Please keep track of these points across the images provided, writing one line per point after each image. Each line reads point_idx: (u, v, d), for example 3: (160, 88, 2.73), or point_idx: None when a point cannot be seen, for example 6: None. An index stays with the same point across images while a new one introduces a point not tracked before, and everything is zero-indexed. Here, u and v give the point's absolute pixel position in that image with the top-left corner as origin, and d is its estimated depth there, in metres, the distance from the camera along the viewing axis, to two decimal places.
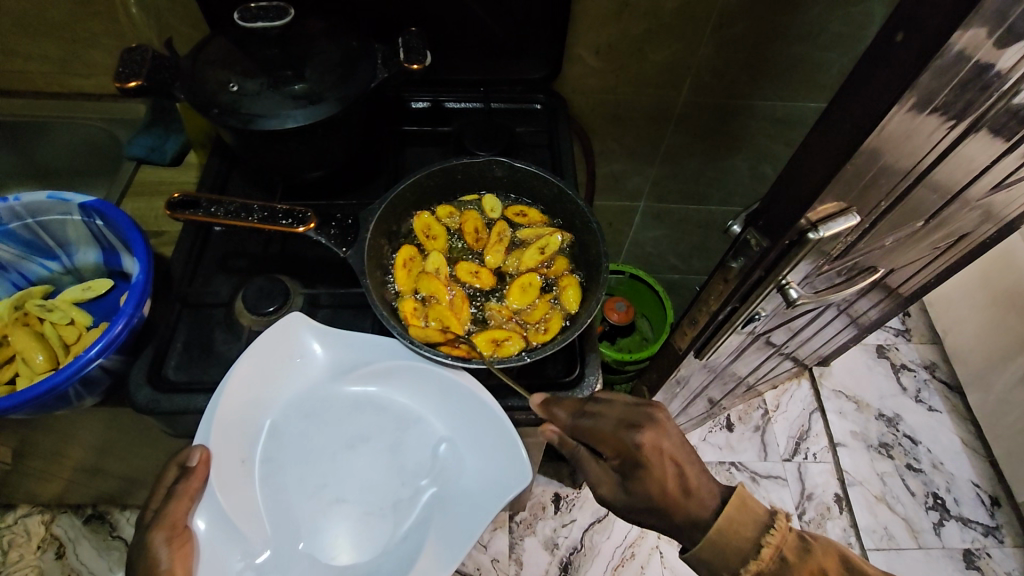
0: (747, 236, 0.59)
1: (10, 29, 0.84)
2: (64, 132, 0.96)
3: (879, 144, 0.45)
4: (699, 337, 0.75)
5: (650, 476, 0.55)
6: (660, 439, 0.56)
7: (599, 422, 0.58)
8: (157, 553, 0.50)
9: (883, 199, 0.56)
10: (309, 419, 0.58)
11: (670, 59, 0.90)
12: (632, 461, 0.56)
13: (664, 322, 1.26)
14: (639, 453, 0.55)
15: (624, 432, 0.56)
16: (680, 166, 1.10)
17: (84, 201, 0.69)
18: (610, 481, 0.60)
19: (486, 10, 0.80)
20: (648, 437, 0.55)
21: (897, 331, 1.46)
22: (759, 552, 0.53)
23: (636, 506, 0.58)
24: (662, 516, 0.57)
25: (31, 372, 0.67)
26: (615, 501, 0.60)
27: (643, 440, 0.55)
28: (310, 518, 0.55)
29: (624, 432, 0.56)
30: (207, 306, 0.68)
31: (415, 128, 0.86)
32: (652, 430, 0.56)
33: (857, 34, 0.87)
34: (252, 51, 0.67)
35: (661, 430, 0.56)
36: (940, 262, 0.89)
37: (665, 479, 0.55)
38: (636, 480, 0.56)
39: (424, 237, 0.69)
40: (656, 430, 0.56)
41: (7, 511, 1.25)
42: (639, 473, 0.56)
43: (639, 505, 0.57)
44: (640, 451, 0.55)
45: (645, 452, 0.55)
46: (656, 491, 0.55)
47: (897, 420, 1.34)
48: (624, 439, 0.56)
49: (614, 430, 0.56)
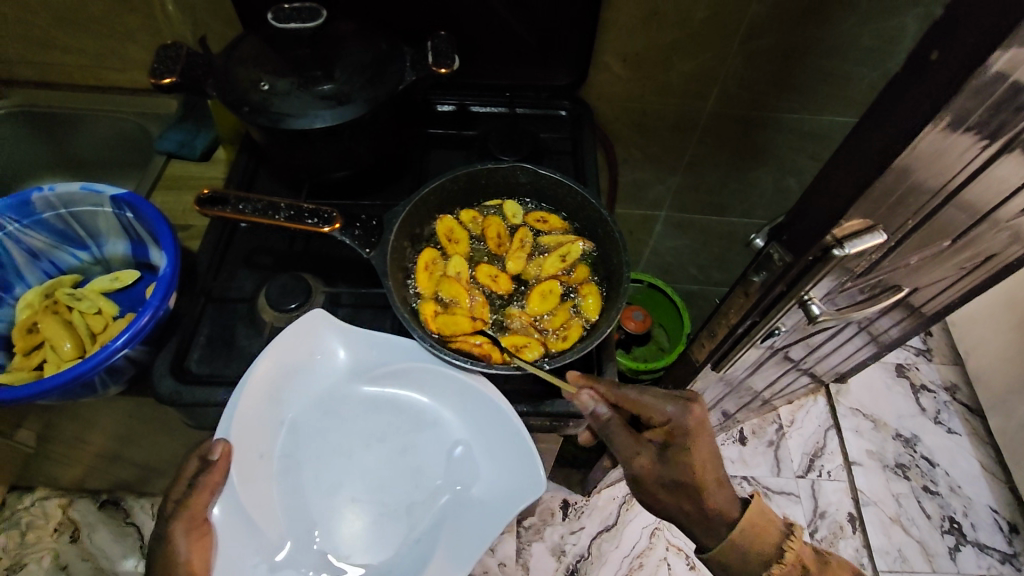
0: (770, 251, 0.58)
1: (52, 23, 0.86)
2: (97, 123, 0.98)
3: (910, 162, 0.44)
4: (717, 350, 0.75)
5: (699, 446, 0.59)
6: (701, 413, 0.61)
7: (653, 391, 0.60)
8: (176, 544, 0.51)
9: (912, 219, 0.55)
10: (327, 416, 0.59)
11: (696, 70, 0.90)
12: (682, 432, 0.59)
13: (680, 332, 1.25)
14: (689, 426, 0.59)
15: (675, 402, 0.60)
16: (703, 177, 1.09)
17: (115, 193, 0.70)
18: (649, 455, 0.59)
19: (514, 16, 0.81)
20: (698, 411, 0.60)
21: (918, 350, 1.44)
22: (780, 556, 0.59)
23: (671, 483, 0.58)
24: (693, 506, 0.59)
25: (59, 359, 0.69)
26: (646, 479, 0.58)
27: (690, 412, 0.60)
28: (326, 515, 0.56)
29: (674, 402, 0.60)
30: (231, 300, 0.69)
31: (441, 131, 0.87)
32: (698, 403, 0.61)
33: (889, 49, 0.86)
34: (282, 51, 0.67)
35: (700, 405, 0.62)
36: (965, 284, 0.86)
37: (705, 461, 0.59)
38: (678, 457, 0.59)
39: (446, 240, 0.69)
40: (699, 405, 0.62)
41: (26, 493, 1.27)
42: (684, 448, 0.59)
43: (675, 484, 0.59)
44: (689, 421, 0.59)
45: (694, 424, 0.59)
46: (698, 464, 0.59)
47: (914, 440, 1.32)
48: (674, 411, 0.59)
49: (670, 398, 0.60)
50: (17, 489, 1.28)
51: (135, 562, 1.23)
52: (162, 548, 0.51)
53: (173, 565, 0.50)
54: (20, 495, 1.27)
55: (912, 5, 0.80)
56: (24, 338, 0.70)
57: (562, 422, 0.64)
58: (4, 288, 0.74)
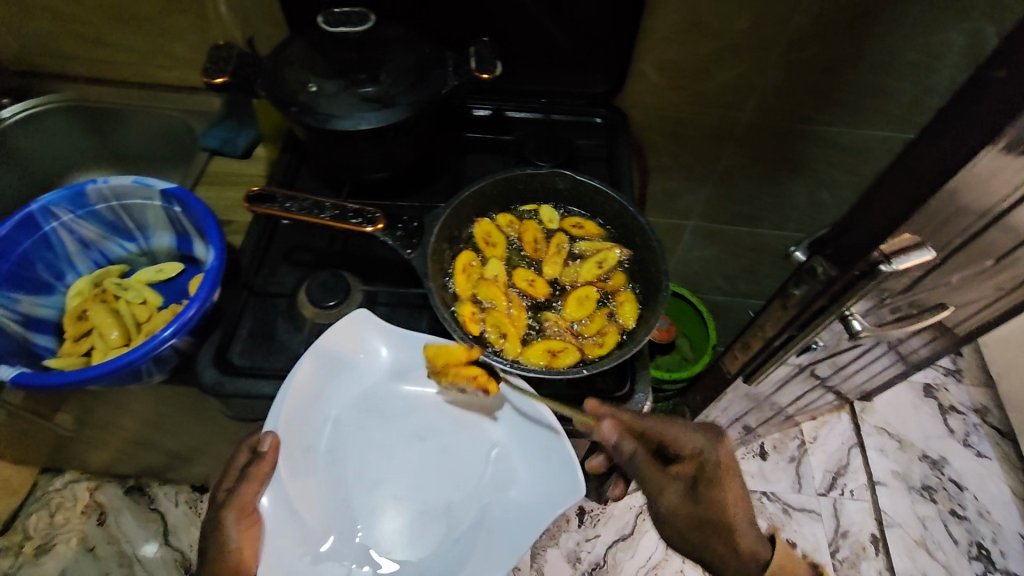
0: (813, 265, 0.58)
1: (106, 21, 0.89)
2: (141, 119, 1.01)
3: (965, 181, 0.44)
4: (750, 362, 0.74)
5: (722, 484, 0.64)
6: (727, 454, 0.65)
7: (678, 430, 0.64)
8: (228, 531, 0.55)
9: (959, 237, 0.54)
10: (368, 415, 0.62)
11: (734, 80, 0.90)
12: (711, 470, 0.64)
13: (706, 343, 1.23)
14: (719, 466, 0.64)
15: (705, 440, 0.64)
16: (735, 188, 1.09)
17: (166, 187, 0.73)
18: (673, 492, 0.64)
19: (555, 23, 0.81)
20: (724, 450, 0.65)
21: (947, 370, 1.40)
22: None
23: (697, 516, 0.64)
24: (723, 546, 0.64)
25: (106, 346, 0.71)
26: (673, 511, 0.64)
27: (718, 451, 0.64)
28: (368, 510, 0.60)
29: (704, 440, 0.64)
30: (271, 295, 0.70)
31: (479, 135, 0.88)
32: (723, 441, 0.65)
33: (933, 65, 0.84)
34: (330, 53, 0.69)
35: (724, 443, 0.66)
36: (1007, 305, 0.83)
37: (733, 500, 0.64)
38: (707, 495, 0.63)
39: (484, 244, 0.70)
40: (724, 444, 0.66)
41: (57, 475, 1.31)
42: (713, 485, 0.64)
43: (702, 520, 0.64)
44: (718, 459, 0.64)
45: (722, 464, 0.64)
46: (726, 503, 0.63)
47: (942, 463, 1.29)
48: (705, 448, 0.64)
49: (694, 439, 0.64)
50: (48, 471, 1.31)
51: (156, 548, 1.26)
52: (215, 533, 0.56)
53: (226, 551, 0.55)
54: (51, 477, 1.31)
55: (961, 20, 0.78)
56: (75, 325, 0.73)
57: None
58: (57, 276, 0.77)
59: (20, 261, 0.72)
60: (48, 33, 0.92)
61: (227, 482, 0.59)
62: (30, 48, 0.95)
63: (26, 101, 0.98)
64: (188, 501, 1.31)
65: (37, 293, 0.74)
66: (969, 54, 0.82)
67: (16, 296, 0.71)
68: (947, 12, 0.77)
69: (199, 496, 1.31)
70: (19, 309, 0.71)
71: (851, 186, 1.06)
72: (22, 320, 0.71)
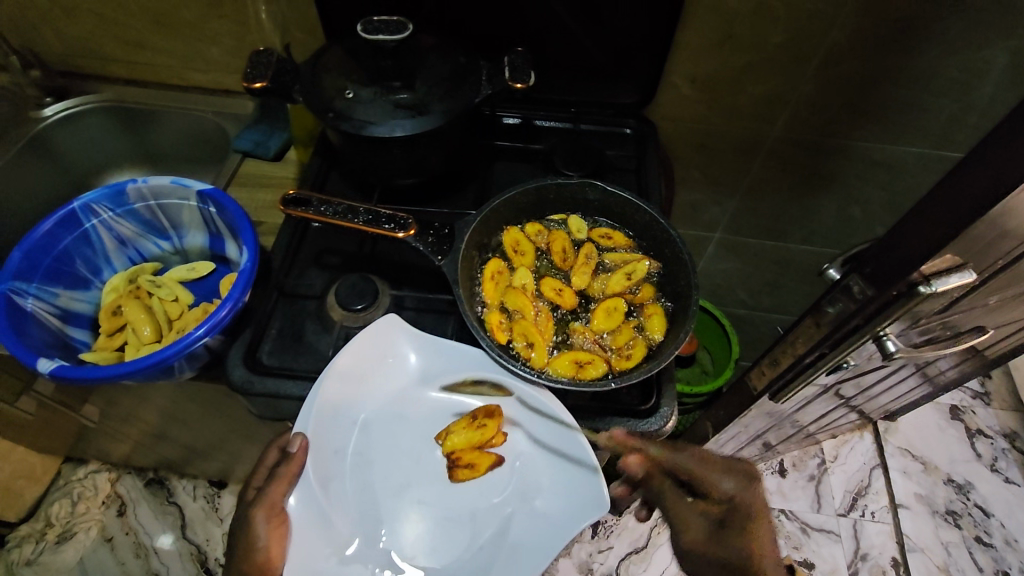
0: (849, 283, 0.57)
1: (148, 25, 0.91)
2: (176, 120, 1.03)
3: (1016, 203, 0.43)
4: (777, 380, 0.73)
5: (749, 527, 0.62)
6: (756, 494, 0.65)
7: (705, 466, 0.64)
8: (257, 529, 0.57)
9: (1003, 259, 0.53)
10: (395, 418, 0.64)
11: (767, 94, 0.89)
12: (734, 507, 0.63)
13: (728, 357, 1.21)
14: (740, 502, 0.63)
15: (727, 475, 0.65)
16: (761, 201, 1.08)
17: (201, 187, 0.74)
18: (701, 526, 0.62)
19: (588, 34, 0.82)
20: (753, 488, 0.64)
21: (975, 393, 1.37)
22: None
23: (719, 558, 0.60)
24: None
25: (138, 342, 0.72)
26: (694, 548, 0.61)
27: (739, 490, 0.64)
28: (393, 513, 0.62)
29: (727, 475, 0.65)
30: (301, 297, 0.71)
31: (507, 144, 0.87)
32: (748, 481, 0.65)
33: (973, 82, 0.83)
34: (366, 61, 0.70)
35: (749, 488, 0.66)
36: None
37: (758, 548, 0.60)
38: (733, 532, 0.61)
39: (513, 252, 0.71)
40: (751, 489, 0.65)
41: (79, 465, 1.33)
42: (736, 521, 0.62)
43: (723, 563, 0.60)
44: (741, 497, 0.63)
45: (746, 502, 0.63)
46: (751, 546, 0.60)
47: (968, 487, 1.25)
48: (731, 485, 0.64)
49: (718, 474, 0.65)
50: (72, 460, 1.34)
51: (172, 541, 1.27)
52: (245, 531, 0.57)
53: (254, 550, 0.56)
54: (73, 466, 1.33)
55: (1004, 36, 0.77)
56: (109, 320, 0.74)
57: None
58: (94, 272, 0.79)
59: (60, 256, 0.74)
60: (92, 35, 0.94)
61: (257, 481, 0.62)
62: (73, 48, 0.97)
63: (67, 100, 1.01)
64: (205, 495, 1.33)
65: (75, 288, 0.76)
66: (1010, 71, 0.81)
67: (56, 290, 0.73)
68: (990, 29, 0.76)
69: (216, 491, 1.33)
70: (57, 302, 0.73)
71: (882, 203, 1.04)
72: (60, 314, 0.73)
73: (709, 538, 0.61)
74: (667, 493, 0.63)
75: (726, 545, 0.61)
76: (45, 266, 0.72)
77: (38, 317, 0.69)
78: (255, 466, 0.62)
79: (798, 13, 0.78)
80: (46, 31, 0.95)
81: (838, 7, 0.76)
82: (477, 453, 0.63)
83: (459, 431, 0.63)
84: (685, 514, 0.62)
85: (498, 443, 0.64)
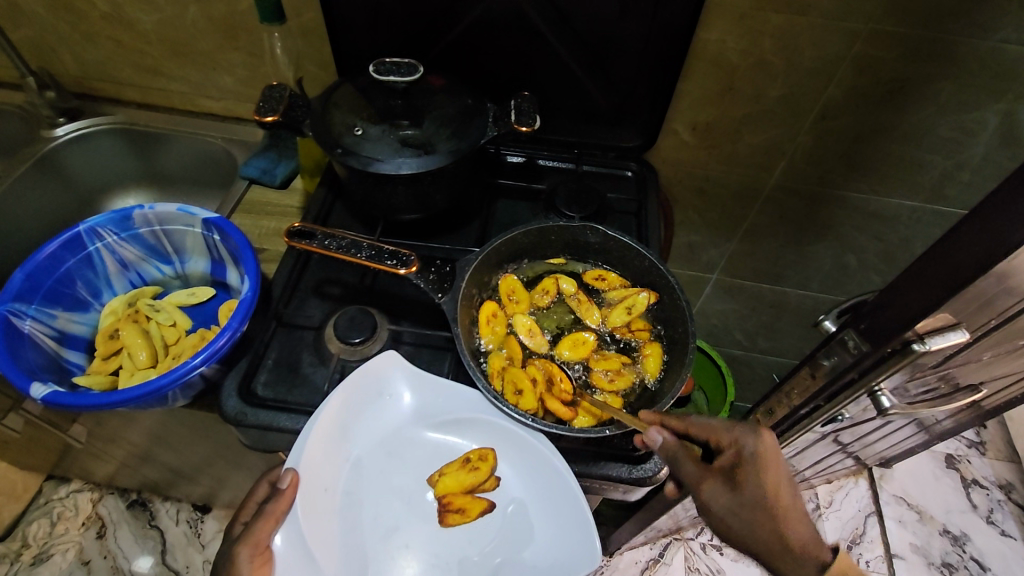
0: (845, 337, 0.58)
1: (165, 54, 0.94)
2: (185, 145, 1.04)
3: (1009, 269, 0.44)
4: (774, 429, 0.75)
5: (767, 477, 0.55)
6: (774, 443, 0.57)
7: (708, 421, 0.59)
8: (239, 566, 0.56)
9: (997, 319, 0.53)
10: (389, 457, 0.64)
11: (766, 142, 0.91)
12: (749, 457, 0.56)
13: (723, 402, 1.23)
14: (760, 453, 0.56)
15: (740, 427, 0.58)
16: (759, 244, 1.09)
17: (208, 216, 0.75)
18: (716, 482, 0.55)
19: (593, 81, 0.85)
20: (769, 440, 0.56)
21: (971, 442, 1.31)
22: None
23: (740, 518, 0.53)
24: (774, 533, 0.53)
25: (134, 367, 0.72)
26: (717, 508, 0.54)
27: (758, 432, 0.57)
28: (381, 557, 0.61)
29: (738, 425, 0.58)
30: (299, 327, 0.72)
31: (511, 182, 0.89)
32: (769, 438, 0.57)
33: (965, 140, 0.85)
34: (378, 100, 0.72)
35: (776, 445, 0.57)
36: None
37: (781, 494, 0.54)
38: (754, 481, 0.54)
39: (507, 299, 0.72)
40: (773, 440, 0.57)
41: (61, 484, 1.31)
42: (753, 476, 0.55)
43: (751, 514, 0.53)
44: (755, 444, 0.56)
45: (765, 453, 0.56)
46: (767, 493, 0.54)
47: (964, 539, 1.19)
48: (740, 433, 0.57)
49: (728, 428, 0.58)
50: (54, 478, 1.31)
51: (151, 564, 1.25)
52: (228, 569, 0.56)
53: None
54: (55, 485, 1.30)
55: (994, 99, 0.79)
56: (106, 344, 0.74)
57: (611, 485, 0.64)
58: (94, 294, 0.79)
59: (61, 278, 0.74)
60: (110, 60, 0.97)
61: (245, 515, 0.62)
62: (90, 72, 1.00)
63: (79, 121, 1.02)
64: (188, 520, 1.30)
65: (73, 310, 0.76)
66: (1002, 130, 0.83)
67: (55, 311, 0.73)
68: (982, 91, 0.79)
69: (200, 516, 1.31)
70: (54, 324, 0.73)
71: (877, 251, 1.06)
72: (57, 336, 0.73)
73: (726, 500, 0.54)
74: (687, 462, 0.55)
75: (750, 497, 0.54)
76: (46, 287, 0.73)
77: (35, 339, 0.69)
78: (244, 500, 0.62)
79: (797, 70, 0.80)
80: (66, 55, 0.97)
81: (835, 65, 0.79)
82: (464, 497, 0.63)
83: (452, 473, 0.63)
84: (705, 475, 0.55)
85: (489, 488, 0.63)
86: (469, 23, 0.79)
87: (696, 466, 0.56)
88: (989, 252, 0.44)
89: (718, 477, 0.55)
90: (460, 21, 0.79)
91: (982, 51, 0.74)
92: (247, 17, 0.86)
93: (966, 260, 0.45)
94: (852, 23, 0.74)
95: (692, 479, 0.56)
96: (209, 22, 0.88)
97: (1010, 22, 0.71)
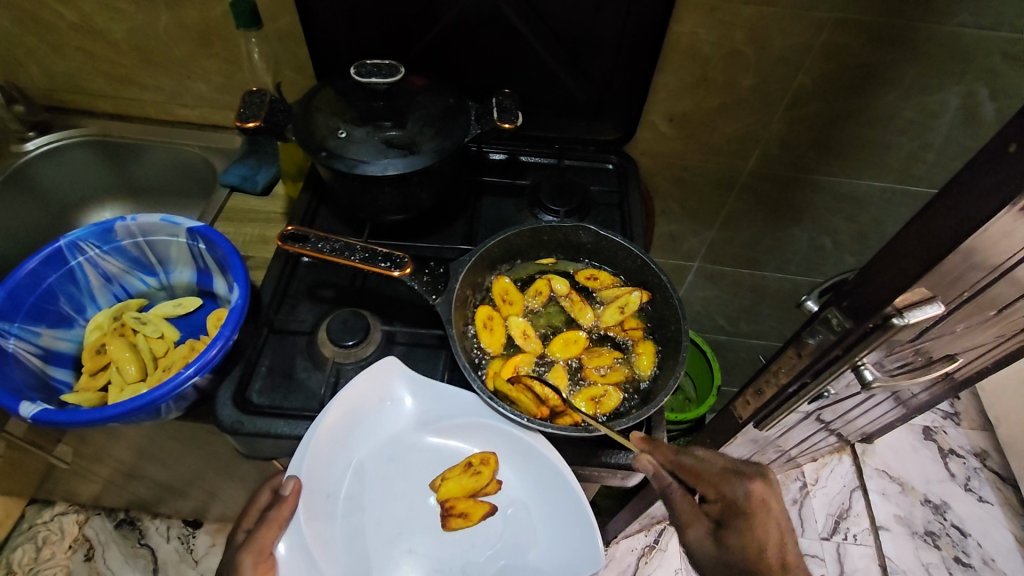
0: (828, 315, 0.60)
1: (137, 63, 0.92)
2: (160, 155, 1.03)
3: (976, 245, 0.47)
4: (763, 408, 0.76)
5: (752, 528, 0.57)
6: (766, 489, 0.59)
7: (703, 463, 0.60)
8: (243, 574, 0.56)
9: (967, 292, 0.56)
10: (393, 462, 0.65)
11: (740, 131, 0.93)
12: (738, 507, 0.58)
13: (710, 386, 1.26)
14: (746, 501, 0.58)
15: (733, 476, 0.60)
16: (739, 231, 1.12)
17: (193, 225, 0.74)
18: (701, 527, 0.58)
19: (572, 77, 0.86)
20: (759, 486, 0.59)
21: (946, 413, 1.36)
22: None
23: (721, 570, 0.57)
24: None
25: (123, 381, 0.71)
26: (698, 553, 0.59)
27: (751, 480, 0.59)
28: (385, 562, 0.62)
29: (735, 472, 0.60)
30: (291, 332, 0.71)
31: (495, 179, 0.90)
32: (762, 483, 0.60)
33: (929, 122, 0.88)
34: (360, 102, 0.72)
35: (769, 487, 0.60)
36: (993, 351, 0.85)
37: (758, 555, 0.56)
38: (735, 537, 0.57)
39: (501, 301, 0.73)
40: (765, 485, 0.60)
41: (44, 508, 1.27)
42: (736, 532, 0.57)
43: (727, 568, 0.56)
44: (742, 496, 0.58)
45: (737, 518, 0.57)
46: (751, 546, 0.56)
47: (944, 507, 1.24)
48: (732, 483, 0.59)
49: (722, 473, 0.60)
50: (37, 502, 1.28)
51: None
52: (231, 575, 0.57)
53: None
54: (38, 508, 1.27)
55: (955, 81, 0.83)
56: (92, 359, 0.73)
57: (609, 472, 0.65)
58: (77, 309, 0.78)
59: (43, 294, 0.73)
60: (79, 71, 0.95)
61: (247, 522, 0.62)
62: (57, 84, 0.97)
63: (48, 134, 1.00)
64: (179, 536, 1.29)
65: (58, 327, 0.75)
66: (964, 111, 0.86)
67: (38, 329, 0.72)
68: (943, 75, 0.82)
69: (191, 531, 1.29)
70: (39, 342, 0.72)
71: (851, 233, 1.09)
72: (42, 353, 0.72)
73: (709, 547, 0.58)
74: (677, 500, 0.59)
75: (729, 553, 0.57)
76: (28, 305, 0.71)
77: (20, 358, 0.69)
78: (246, 507, 0.62)
79: (768, 59, 0.83)
80: (31, 67, 0.94)
81: (804, 54, 0.82)
82: (467, 500, 0.64)
83: (455, 477, 0.64)
84: (692, 519, 0.59)
85: (492, 492, 0.64)
86: (447, 23, 0.79)
87: (686, 508, 0.59)
88: (960, 225, 0.46)
89: (703, 525, 0.58)
90: (438, 20, 0.79)
91: (942, 37, 0.78)
92: (222, 23, 0.85)
93: (938, 237, 0.48)
94: (820, 12, 0.76)
95: (680, 519, 0.59)
96: (181, 29, 0.87)
97: (965, 8, 0.75)
